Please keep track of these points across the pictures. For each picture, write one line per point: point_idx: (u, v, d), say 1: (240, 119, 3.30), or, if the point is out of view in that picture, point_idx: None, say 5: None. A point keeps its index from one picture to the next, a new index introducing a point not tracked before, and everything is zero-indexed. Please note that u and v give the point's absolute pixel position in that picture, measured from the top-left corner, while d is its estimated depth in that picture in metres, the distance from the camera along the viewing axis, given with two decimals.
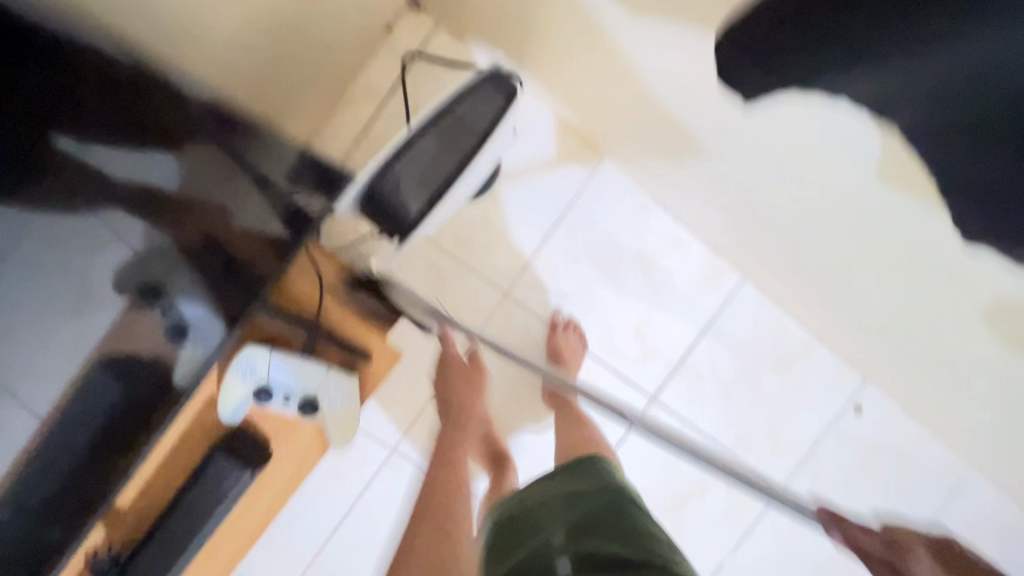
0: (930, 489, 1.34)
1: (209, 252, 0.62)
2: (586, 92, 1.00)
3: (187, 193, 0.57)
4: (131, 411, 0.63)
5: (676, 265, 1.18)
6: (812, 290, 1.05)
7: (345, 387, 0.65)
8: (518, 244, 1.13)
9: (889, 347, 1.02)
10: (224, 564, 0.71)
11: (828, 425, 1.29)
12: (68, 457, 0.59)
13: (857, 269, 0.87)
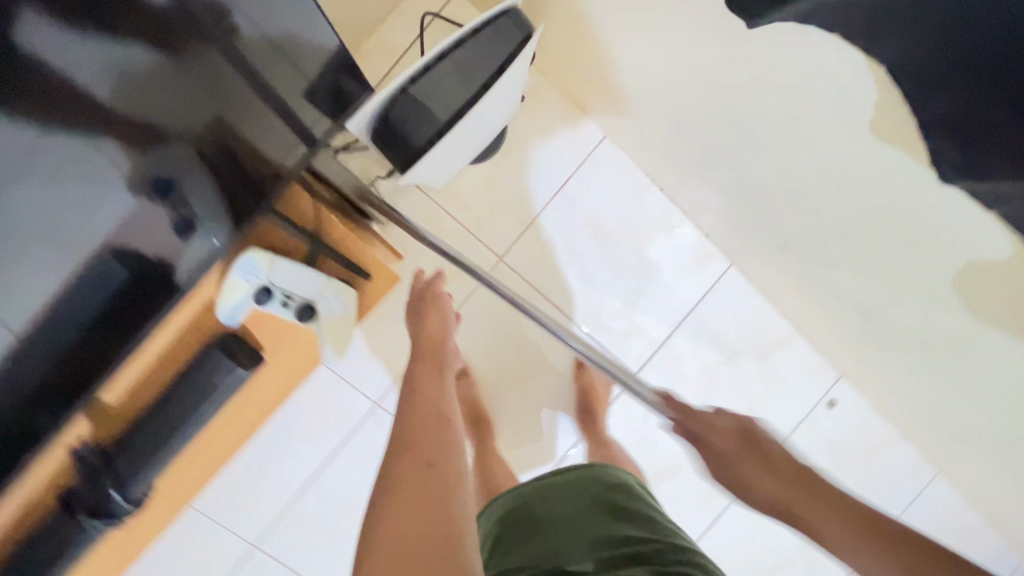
0: (895, 491, 1.38)
1: (224, 158, 0.64)
2: (594, 69, 1.04)
3: (195, 107, 0.60)
4: (134, 307, 0.65)
5: (668, 248, 1.22)
6: (794, 280, 1.09)
7: (342, 298, 0.67)
8: (515, 213, 1.17)
9: (861, 339, 1.07)
10: (208, 465, 0.75)
11: (801, 418, 1.33)
12: (69, 343, 0.62)
13: (836, 258, 0.90)
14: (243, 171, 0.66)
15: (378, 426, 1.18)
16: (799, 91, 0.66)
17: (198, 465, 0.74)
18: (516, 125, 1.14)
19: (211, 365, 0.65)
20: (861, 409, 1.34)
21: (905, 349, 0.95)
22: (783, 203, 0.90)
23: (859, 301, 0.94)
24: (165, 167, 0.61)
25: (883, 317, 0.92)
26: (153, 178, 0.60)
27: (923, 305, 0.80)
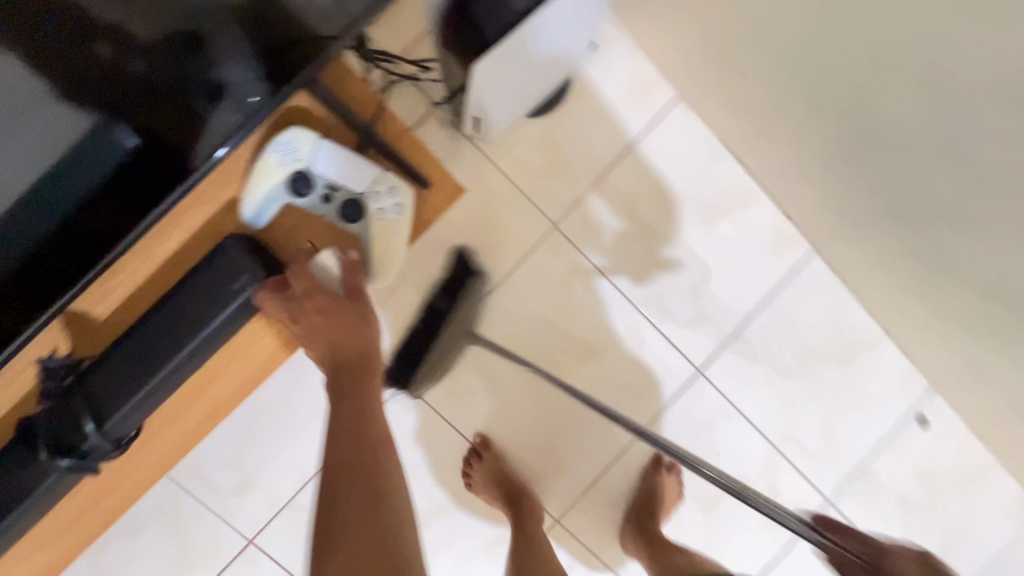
0: (992, 528, 1.20)
1: (272, 27, 0.53)
2: (676, 18, 0.93)
3: None
4: (124, 202, 0.55)
5: (744, 224, 1.09)
6: (904, 265, 0.94)
7: (392, 198, 0.62)
8: (574, 177, 1.04)
9: (982, 336, 0.92)
10: (209, 409, 0.66)
11: (886, 435, 1.16)
12: (30, 236, 0.52)
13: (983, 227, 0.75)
14: (281, 36, 0.54)
15: (403, 409, 1.03)
16: None
17: (200, 400, 0.65)
18: (579, 77, 1.02)
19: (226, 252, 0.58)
20: (956, 429, 1.17)
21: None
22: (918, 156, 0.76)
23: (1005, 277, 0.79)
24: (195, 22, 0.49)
25: None
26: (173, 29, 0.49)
27: None
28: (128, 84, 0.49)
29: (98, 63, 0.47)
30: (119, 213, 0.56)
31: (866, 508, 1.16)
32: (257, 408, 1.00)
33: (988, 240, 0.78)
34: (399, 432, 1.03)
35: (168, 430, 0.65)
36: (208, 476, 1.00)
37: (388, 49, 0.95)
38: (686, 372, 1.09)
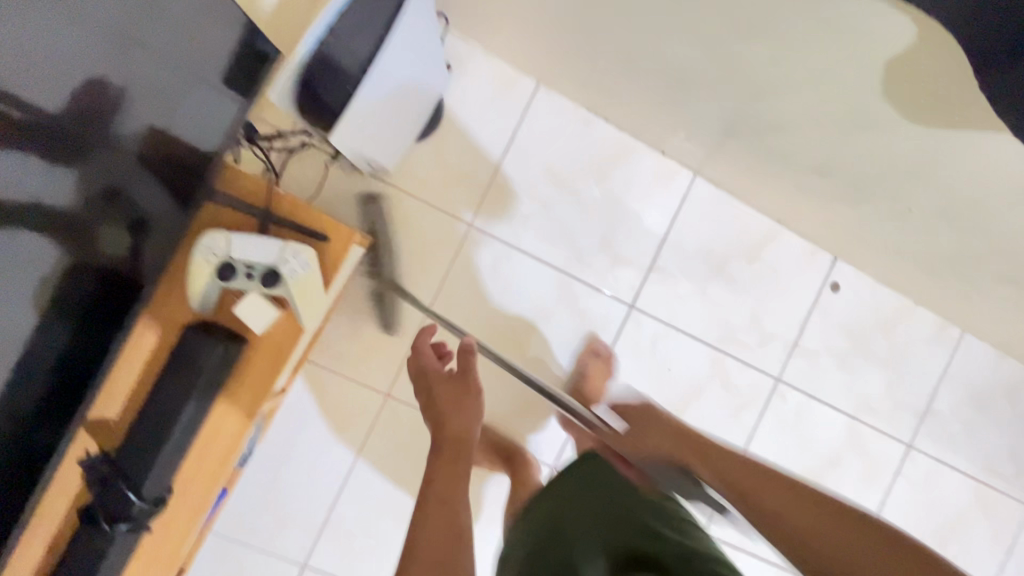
0: (925, 354, 1.37)
1: (174, 164, 0.70)
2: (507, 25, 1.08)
3: (146, 123, 0.64)
4: (99, 331, 0.67)
5: (630, 172, 1.24)
6: (761, 169, 1.09)
7: (302, 258, 0.68)
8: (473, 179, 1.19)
9: (840, 205, 1.08)
10: (212, 469, 0.73)
11: (810, 308, 1.32)
12: (35, 390, 0.62)
13: (788, 126, 0.90)
14: (182, 168, 0.71)
15: (395, 419, 1.19)
16: None
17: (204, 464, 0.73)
18: (448, 96, 1.17)
19: (190, 346, 0.68)
20: (866, 283, 1.33)
21: (882, 192, 0.95)
22: (720, 88, 0.90)
23: (822, 161, 0.95)
24: (126, 182, 0.65)
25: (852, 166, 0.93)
26: (114, 191, 0.63)
27: (883, 143, 0.81)
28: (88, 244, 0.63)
29: (73, 235, 0.60)
30: (100, 341, 0.68)
31: (811, 373, 1.33)
32: (272, 457, 1.16)
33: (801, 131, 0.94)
34: (397, 438, 1.19)
35: (184, 498, 0.72)
36: (250, 524, 1.16)
37: (278, 126, 1.09)
38: (621, 311, 1.25)
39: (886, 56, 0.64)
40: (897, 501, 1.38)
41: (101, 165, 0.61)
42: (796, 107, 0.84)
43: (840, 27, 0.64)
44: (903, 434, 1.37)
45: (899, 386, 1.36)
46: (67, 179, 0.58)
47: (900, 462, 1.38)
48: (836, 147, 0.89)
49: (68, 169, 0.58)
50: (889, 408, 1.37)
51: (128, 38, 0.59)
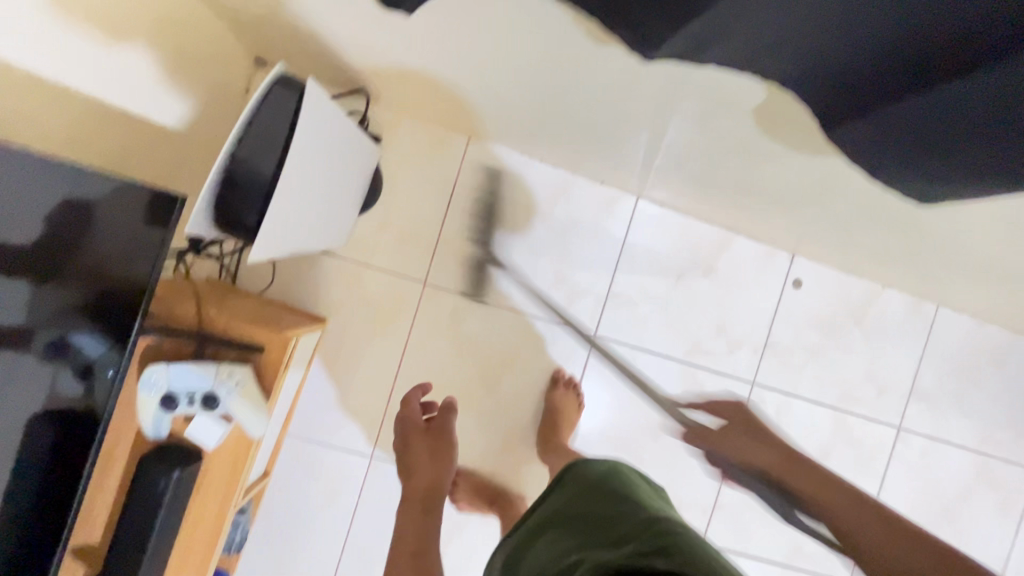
0: (901, 336, 1.36)
1: (111, 309, 0.72)
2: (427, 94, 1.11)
3: (92, 282, 0.70)
4: (64, 473, 0.73)
5: (573, 206, 1.27)
6: (694, 190, 1.11)
7: (236, 377, 0.76)
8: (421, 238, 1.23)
9: (776, 214, 1.09)
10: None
11: (775, 308, 1.33)
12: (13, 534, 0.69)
13: (700, 157, 0.92)
14: (117, 309, 0.73)
15: (382, 478, 1.23)
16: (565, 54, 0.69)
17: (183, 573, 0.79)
18: (385, 166, 1.21)
19: (145, 479, 0.72)
20: (828, 274, 1.34)
21: (807, 204, 0.97)
22: (628, 133, 0.92)
23: (744, 183, 0.96)
24: (82, 339, 0.71)
25: (771, 186, 0.94)
26: (69, 347, 0.70)
27: (787, 170, 0.83)
28: (55, 394, 0.70)
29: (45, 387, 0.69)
30: (67, 481, 0.73)
31: (786, 371, 1.34)
32: (269, 534, 1.20)
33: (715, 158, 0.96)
34: (387, 497, 1.24)
35: None
36: None
37: None
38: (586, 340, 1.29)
39: (752, 108, 0.66)
40: (895, 483, 1.38)
41: (64, 325, 0.69)
42: (699, 144, 0.85)
43: (703, 89, 0.66)
44: (890, 416, 1.37)
45: (878, 371, 1.36)
46: (35, 337, 0.66)
47: (892, 444, 1.38)
48: (748, 172, 0.90)
49: (34, 327, 0.66)
50: (872, 392, 1.37)
51: (79, 210, 0.67)
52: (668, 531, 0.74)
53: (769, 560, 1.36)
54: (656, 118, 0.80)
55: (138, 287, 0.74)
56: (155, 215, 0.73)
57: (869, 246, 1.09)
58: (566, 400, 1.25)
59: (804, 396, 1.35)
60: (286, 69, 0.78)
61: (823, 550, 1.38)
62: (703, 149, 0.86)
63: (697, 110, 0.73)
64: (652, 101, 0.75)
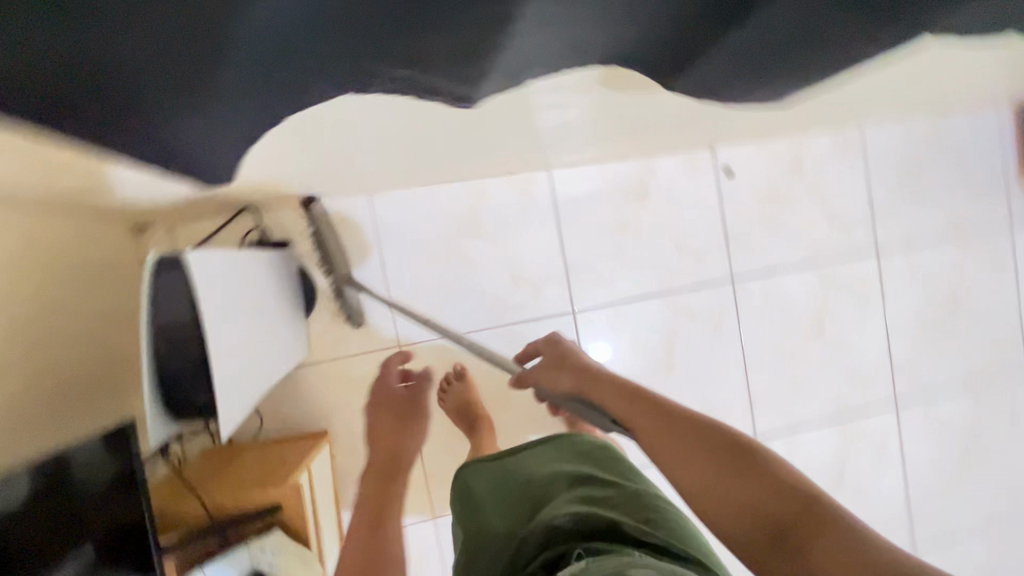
0: (842, 169, 1.39)
1: (125, 551, 0.73)
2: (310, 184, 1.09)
3: (95, 537, 0.70)
4: None
5: (496, 208, 1.27)
6: (596, 146, 1.11)
7: (269, 548, 0.83)
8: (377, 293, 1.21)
9: (676, 132, 1.09)
10: None
11: (719, 205, 1.35)
12: None
13: (582, 126, 0.92)
14: (129, 548, 0.74)
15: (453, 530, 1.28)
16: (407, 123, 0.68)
17: None
18: (307, 262, 1.20)
19: None
20: (749, 150, 1.36)
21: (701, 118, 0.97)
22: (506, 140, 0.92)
23: (629, 126, 0.96)
24: None
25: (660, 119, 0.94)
26: None
27: (663, 106, 0.83)
28: None
29: None
30: None
31: (756, 254, 1.38)
32: None
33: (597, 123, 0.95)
34: None
35: None
36: None
37: None
38: (569, 321, 1.31)
39: (598, 83, 0.65)
40: (895, 302, 1.43)
41: None
42: (575, 117, 0.85)
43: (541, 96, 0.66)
44: (864, 247, 1.42)
45: (836, 211, 1.40)
46: None
47: (877, 269, 1.43)
48: (630, 119, 0.90)
49: None
50: (839, 234, 1.40)
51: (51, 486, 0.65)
52: (652, 503, 0.82)
53: (818, 421, 1.43)
54: (521, 119, 0.79)
55: (137, 521, 0.75)
56: (114, 449, 0.73)
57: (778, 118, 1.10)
58: None
59: (782, 267, 1.39)
60: (164, 252, 0.75)
61: (861, 390, 1.44)
62: (578, 121, 0.86)
63: (552, 104, 0.72)
64: (509, 115, 0.74)
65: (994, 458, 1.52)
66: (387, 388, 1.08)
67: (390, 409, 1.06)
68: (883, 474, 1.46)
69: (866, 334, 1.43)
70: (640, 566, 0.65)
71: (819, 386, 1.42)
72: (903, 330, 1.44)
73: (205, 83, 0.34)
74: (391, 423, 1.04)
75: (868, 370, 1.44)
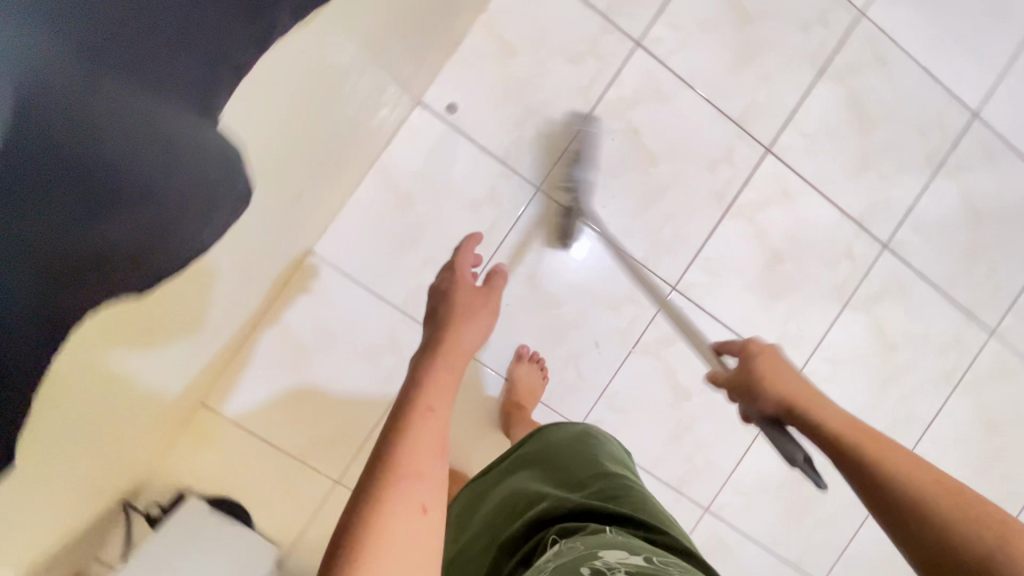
0: (539, 10, 1.24)
1: None
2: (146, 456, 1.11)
3: None
4: None
5: (303, 319, 1.26)
6: (294, 214, 1.04)
7: None
8: (277, 456, 1.27)
9: (328, 139, 0.99)
10: None
11: (469, 144, 1.26)
12: None
13: (239, 246, 0.87)
14: None
15: None
16: (58, 447, 0.66)
17: None
18: (214, 489, 1.25)
19: None
20: (451, 71, 1.24)
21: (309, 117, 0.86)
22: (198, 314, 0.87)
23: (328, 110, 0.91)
24: None
25: (282, 167, 0.86)
26: None
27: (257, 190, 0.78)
28: None
29: None
30: None
31: (536, 151, 1.29)
32: None
33: (256, 223, 0.88)
34: None
35: None
36: None
37: None
38: None
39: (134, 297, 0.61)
40: (691, 69, 1.31)
41: None
42: (212, 264, 0.80)
43: (158, 301, 0.70)
44: (621, 53, 1.28)
45: (568, 48, 1.26)
46: None
47: (648, 61, 1.29)
48: (259, 208, 0.84)
49: None
50: (591, 64, 1.28)
51: None
52: (620, 481, 0.84)
53: (712, 228, 1.36)
54: (165, 321, 0.76)
55: None
56: None
57: (390, 36, 0.97)
58: (529, 372, 1.28)
59: (567, 139, 1.29)
60: None
61: (727, 167, 1.35)
62: (223, 258, 0.82)
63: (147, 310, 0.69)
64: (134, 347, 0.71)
65: (895, 110, 1.39)
66: (468, 273, 0.89)
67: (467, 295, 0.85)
68: (806, 214, 1.39)
69: (685, 123, 1.33)
70: (607, 547, 0.66)
71: (688, 199, 1.34)
72: (716, 90, 1.32)
73: (134, 58, 0.33)
74: (453, 312, 0.81)
75: (716, 149, 1.34)
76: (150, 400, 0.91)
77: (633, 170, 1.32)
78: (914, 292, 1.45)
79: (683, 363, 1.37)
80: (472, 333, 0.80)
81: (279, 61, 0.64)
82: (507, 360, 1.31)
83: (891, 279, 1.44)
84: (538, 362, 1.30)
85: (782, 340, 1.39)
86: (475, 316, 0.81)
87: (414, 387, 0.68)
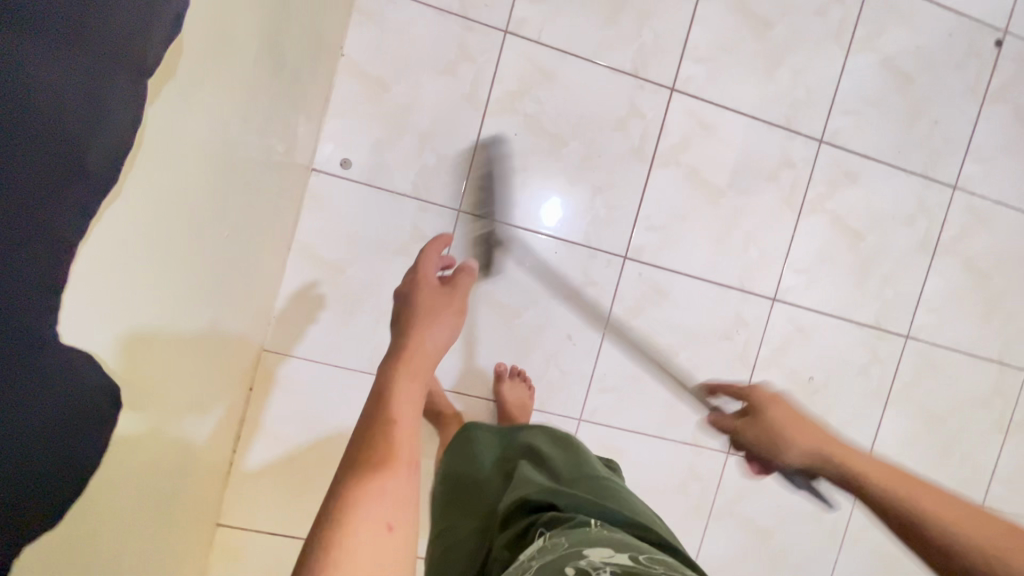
0: (396, 34, 1.20)
1: None
2: None
3: None
4: None
5: (284, 412, 1.26)
6: (237, 320, 1.03)
7: None
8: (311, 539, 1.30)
9: (246, 236, 0.97)
10: None
11: (377, 190, 1.23)
12: None
13: (195, 375, 0.87)
14: None
15: None
16: None
17: None
18: None
19: None
20: (333, 125, 1.20)
21: (218, 228, 0.83)
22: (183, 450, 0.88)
23: (228, 200, 0.84)
24: None
25: (207, 285, 0.84)
26: None
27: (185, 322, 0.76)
28: None
29: None
30: None
31: (445, 172, 1.25)
32: None
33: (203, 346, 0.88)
34: None
35: None
36: None
37: None
38: None
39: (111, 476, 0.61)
40: (568, 36, 1.26)
41: None
42: (174, 407, 0.80)
43: (138, 468, 0.70)
44: (493, 45, 1.23)
45: (438, 60, 1.22)
46: None
47: (523, 43, 1.24)
48: (199, 331, 0.84)
49: None
50: (467, 67, 1.23)
51: None
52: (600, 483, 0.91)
53: (645, 184, 1.32)
54: (153, 477, 0.77)
55: None
56: None
57: (272, 120, 0.93)
58: (516, 390, 1.28)
59: (471, 150, 1.26)
60: None
61: (639, 119, 1.31)
62: (184, 396, 0.82)
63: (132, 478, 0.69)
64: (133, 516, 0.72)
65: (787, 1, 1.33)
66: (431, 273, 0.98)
67: (429, 289, 0.95)
68: (732, 136, 1.35)
69: (582, 91, 1.28)
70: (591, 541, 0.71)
71: (610, 165, 1.31)
72: (600, 48, 1.27)
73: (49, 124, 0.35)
74: (417, 316, 0.89)
75: (621, 105, 1.30)
76: (169, 544, 0.93)
77: (546, 156, 1.28)
78: (865, 174, 1.41)
79: (660, 323, 1.36)
80: (439, 331, 0.88)
81: (159, 209, 0.62)
82: (490, 379, 1.31)
83: (838, 171, 1.39)
84: (520, 377, 1.30)
85: (747, 267, 1.38)
86: (437, 320, 0.88)
87: (382, 401, 0.74)
